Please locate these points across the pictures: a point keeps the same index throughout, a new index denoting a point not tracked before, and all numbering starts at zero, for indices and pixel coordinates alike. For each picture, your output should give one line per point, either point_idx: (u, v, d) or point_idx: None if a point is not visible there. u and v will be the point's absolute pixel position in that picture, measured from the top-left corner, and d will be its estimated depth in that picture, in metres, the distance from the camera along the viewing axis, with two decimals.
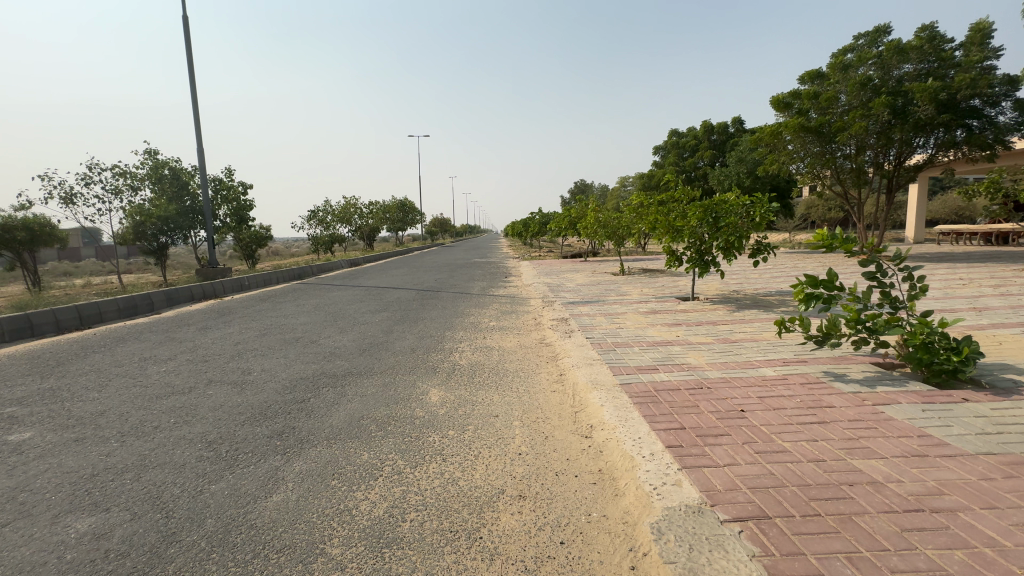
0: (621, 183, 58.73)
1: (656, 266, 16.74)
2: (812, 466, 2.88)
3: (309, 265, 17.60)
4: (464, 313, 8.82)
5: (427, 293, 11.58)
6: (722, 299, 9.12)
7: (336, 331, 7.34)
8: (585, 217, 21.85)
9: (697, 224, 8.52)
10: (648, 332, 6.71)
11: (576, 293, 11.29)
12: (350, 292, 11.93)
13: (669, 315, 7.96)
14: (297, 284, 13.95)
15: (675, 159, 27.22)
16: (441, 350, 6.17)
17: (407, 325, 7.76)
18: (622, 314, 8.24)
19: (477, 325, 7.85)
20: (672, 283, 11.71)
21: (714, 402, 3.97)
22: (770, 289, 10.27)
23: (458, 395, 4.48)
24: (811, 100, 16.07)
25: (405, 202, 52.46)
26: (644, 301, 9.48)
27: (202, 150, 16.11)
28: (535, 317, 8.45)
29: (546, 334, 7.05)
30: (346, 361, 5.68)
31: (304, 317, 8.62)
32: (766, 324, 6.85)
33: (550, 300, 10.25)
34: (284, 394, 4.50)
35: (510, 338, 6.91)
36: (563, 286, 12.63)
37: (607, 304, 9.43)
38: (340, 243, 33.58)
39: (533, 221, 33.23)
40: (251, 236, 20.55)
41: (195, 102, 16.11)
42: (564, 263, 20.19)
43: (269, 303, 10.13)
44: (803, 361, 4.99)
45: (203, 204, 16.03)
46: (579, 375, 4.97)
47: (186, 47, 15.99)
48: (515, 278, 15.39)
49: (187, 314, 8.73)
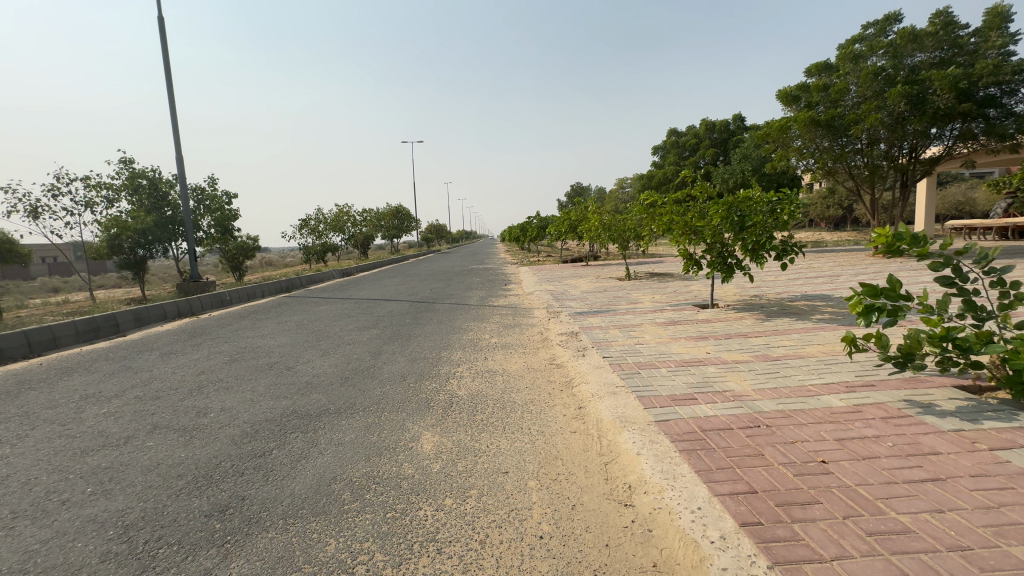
0: (618, 186, 58.18)
1: (662, 269, 15.95)
2: (960, 560, 2.03)
3: (298, 277, 16.71)
4: (462, 329, 7.95)
5: (422, 305, 10.72)
6: (746, 307, 8.30)
7: (317, 355, 6.47)
8: (585, 220, 21.07)
9: (718, 223, 7.78)
10: (673, 349, 5.87)
11: (583, 302, 10.47)
12: (338, 306, 11.06)
13: (691, 326, 7.13)
14: (283, 297, 13.05)
15: (676, 158, 26.53)
16: (436, 377, 5.32)
17: (399, 345, 6.90)
18: (637, 326, 7.42)
19: (477, 343, 6.98)
20: (685, 289, 10.91)
21: (782, 449, 3.12)
22: (794, 293, 9.47)
23: (457, 443, 3.60)
24: (821, 92, 15.25)
25: (400, 209, 51.75)
26: (659, 310, 8.66)
27: (181, 158, 15.26)
28: (541, 332, 7.60)
29: (556, 353, 6.19)
30: (324, 394, 4.81)
31: (284, 337, 7.73)
32: (806, 337, 6.03)
33: (555, 310, 9.42)
34: (241, 445, 3.63)
35: (515, 359, 6.04)
36: (567, 294, 11.81)
37: (619, 314, 8.61)
38: (333, 252, 32.71)
39: (530, 226, 32.46)
40: (237, 247, 19.64)
41: (173, 108, 15.29)
42: (565, 269, 19.38)
43: (247, 322, 9.21)
44: (871, 386, 4.16)
45: (183, 215, 15.14)
46: (603, 409, 4.11)
47: (162, 50, 15.18)
48: (516, 286, 14.55)
49: (152, 338, 7.82)
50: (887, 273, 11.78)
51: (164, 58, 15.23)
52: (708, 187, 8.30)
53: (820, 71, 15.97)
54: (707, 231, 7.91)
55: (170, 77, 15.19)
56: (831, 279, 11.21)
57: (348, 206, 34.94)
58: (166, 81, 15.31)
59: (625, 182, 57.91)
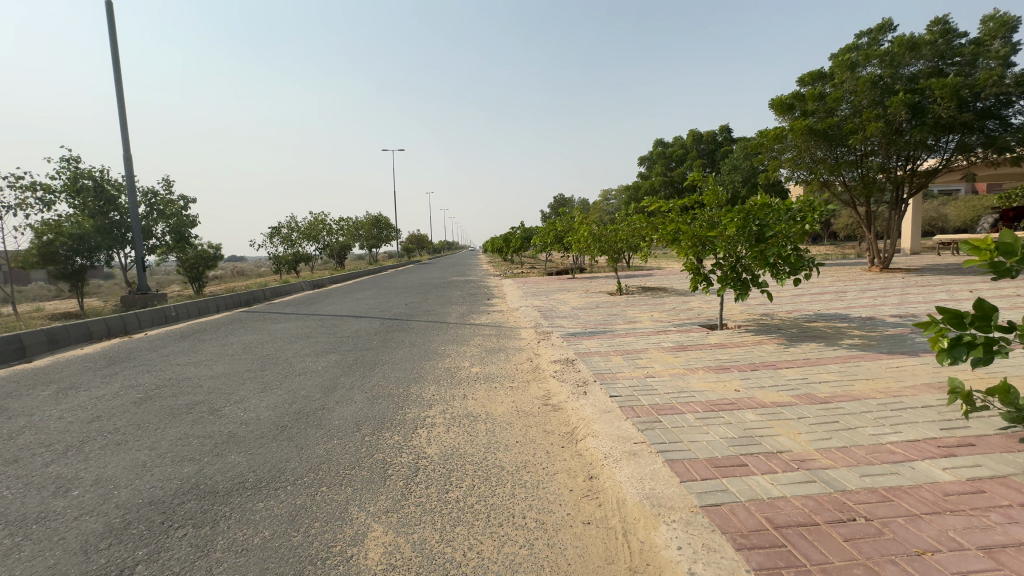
0: (602, 197, 57.88)
1: (655, 283, 15.07)
2: None
3: (261, 289, 15.30)
4: (437, 355, 6.77)
5: (393, 324, 9.49)
6: (760, 329, 7.33)
7: (255, 391, 5.22)
8: (571, 231, 20.18)
9: (733, 234, 6.82)
10: (694, 386, 4.82)
11: (574, 321, 9.39)
12: (297, 325, 9.72)
13: (706, 354, 6.10)
14: (239, 313, 11.65)
15: (662, 169, 25.98)
16: (399, 426, 4.12)
17: (360, 377, 5.71)
18: (642, 353, 6.37)
19: (454, 374, 5.80)
20: (685, 308, 9.94)
21: (911, 570, 2.06)
22: (807, 313, 8.61)
23: (418, 549, 2.43)
24: (817, 101, 14.67)
25: (380, 218, 50.40)
26: (662, 333, 7.62)
27: (129, 158, 13.81)
28: (530, 359, 6.48)
29: (551, 390, 5.06)
30: (246, 455, 3.58)
31: (222, 365, 6.43)
32: (848, 370, 5.06)
33: (544, 331, 8.32)
34: (91, 557, 2.40)
35: (502, 398, 4.86)
36: (556, 311, 10.72)
37: (617, 336, 7.55)
38: (307, 262, 31.08)
39: (514, 236, 31.38)
40: (196, 256, 18.13)
41: (121, 103, 13.87)
42: (551, 282, 18.29)
43: (185, 345, 7.85)
44: (973, 447, 3.14)
45: (130, 220, 13.64)
46: (624, 484, 3.01)
47: (110, 40, 13.83)
48: (500, 301, 13.44)
49: (59, 365, 6.42)
50: (895, 289, 11.06)
51: (113, 48, 13.85)
52: (718, 193, 7.40)
53: (814, 79, 15.45)
54: (720, 242, 6.94)
55: (118, 69, 13.79)
56: (839, 296, 10.41)
57: (323, 214, 33.36)
58: (114, 73, 13.92)
59: (610, 194, 57.50)
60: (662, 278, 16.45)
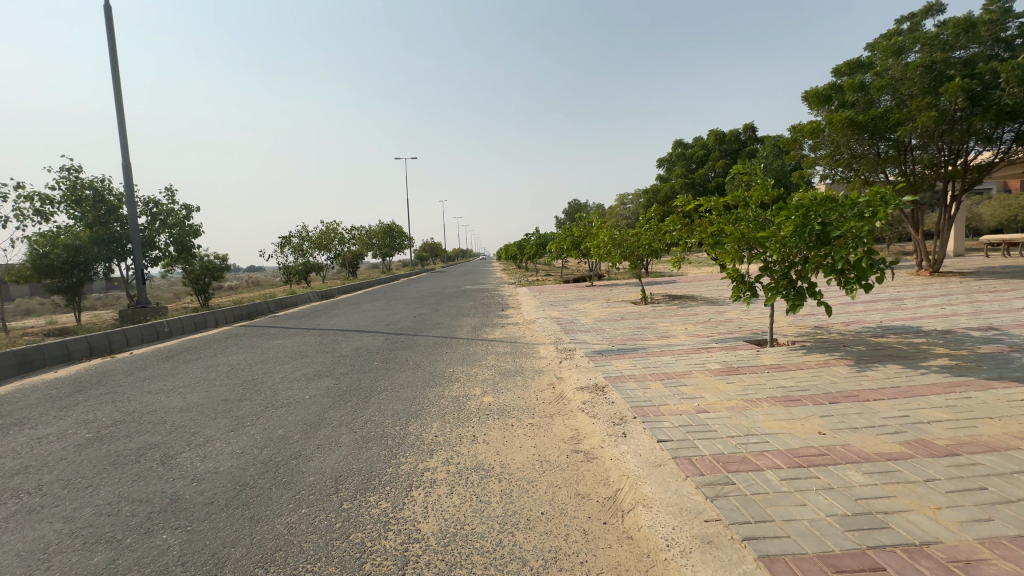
0: (619, 202, 56.69)
1: (681, 291, 13.98)
2: None
3: (266, 301, 14.63)
4: (444, 380, 5.85)
5: (398, 340, 8.63)
6: (821, 346, 6.26)
7: (225, 430, 4.36)
8: (589, 236, 19.19)
9: (789, 235, 5.59)
10: (763, 426, 3.81)
11: (598, 335, 8.38)
12: (294, 341, 8.94)
13: (765, 380, 5.06)
14: (238, 328, 10.91)
15: (683, 170, 24.88)
16: (387, 488, 3.18)
17: (351, 410, 4.83)
18: (686, 378, 5.34)
19: (461, 406, 4.87)
20: (722, 321, 8.85)
21: None
22: (868, 325, 7.49)
23: None
24: (857, 91, 13.54)
25: (393, 227, 50.03)
26: (704, 351, 6.56)
27: (128, 166, 13.31)
28: (552, 386, 5.50)
29: (582, 431, 4.08)
30: (181, 536, 2.68)
31: (197, 393, 5.59)
32: (959, 405, 3.97)
33: (566, 348, 7.35)
34: None
35: (521, 442, 3.91)
36: (577, 324, 9.71)
37: (651, 355, 6.53)
38: (318, 272, 30.55)
39: (528, 243, 30.40)
40: (202, 267, 17.61)
41: (120, 109, 13.39)
42: (569, 291, 17.29)
43: (167, 367, 7.08)
44: None
45: (129, 230, 13.10)
46: None
47: (109, 46, 13.44)
48: (515, 312, 12.50)
49: (17, 393, 5.68)
50: (960, 296, 9.81)
51: (112, 53, 13.44)
52: (769, 185, 6.24)
53: (851, 69, 14.37)
54: (773, 245, 5.76)
55: (116, 74, 13.33)
56: (898, 305, 9.22)
57: (335, 223, 32.88)
58: (112, 78, 13.46)
59: (626, 198, 56.37)
60: (688, 285, 15.33)
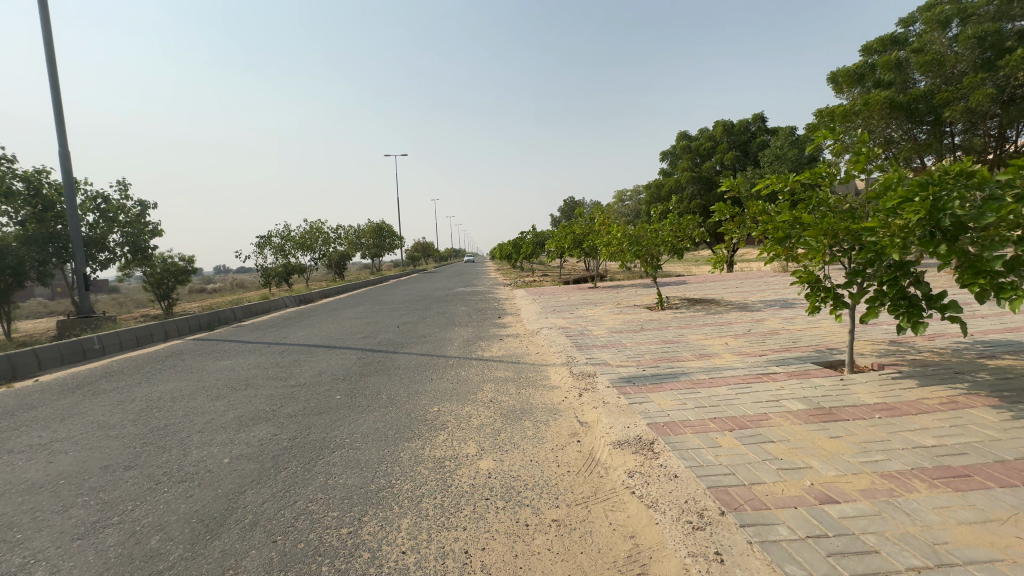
0: (617, 199, 55.38)
1: (700, 294, 12.46)
2: None
3: (231, 308, 12.92)
4: (424, 429, 4.23)
5: (372, 361, 6.99)
6: (927, 374, 4.71)
7: (66, 539, 2.72)
8: (593, 234, 17.68)
9: (907, 231, 3.89)
10: (957, 545, 2.23)
11: (620, 353, 6.78)
12: (245, 363, 7.28)
13: (886, 434, 3.49)
14: (187, 343, 9.21)
15: (689, 163, 23.57)
16: None
17: (280, 491, 3.21)
18: (767, 429, 3.74)
19: (449, 481, 3.27)
20: (767, 334, 7.29)
21: None
22: (961, 339, 5.95)
23: None
24: (893, 69, 12.28)
25: (383, 226, 48.25)
26: (769, 380, 4.98)
27: (67, 153, 11.55)
28: (578, 441, 3.88)
29: (643, 543, 2.48)
30: None
31: (73, 454, 3.94)
32: None
33: (584, 374, 5.75)
34: None
35: (545, 572, 2.30)
36: (589, 336, 8.12)
37: (700, 387, 4.94)
38: (302, 273, 28.76)
39: (523, 242, 28.78)
40: (164, 270, 15.84)
41: (55, 88, 11.62)
42: (573, 293, 15.72)
43: (64, 404, 5.39)
44: None
45: (69, 228, 11.41)
46: None
47: (42, 16, 11.71)
48: (514, 320, 10.91)
49: None
50: None
51: (46, 24, 11.71)
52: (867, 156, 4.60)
53: (884, 45, 13.10)
54: (880, 237, 4.09)
55: (50, 48, 11.58)
56: (974, 310, 7.71)
57: (319, 222, 31.01)
58: (46, 53, 11.71)
59: (623, 196, 55.06)
60: (705, 288, 13.81)
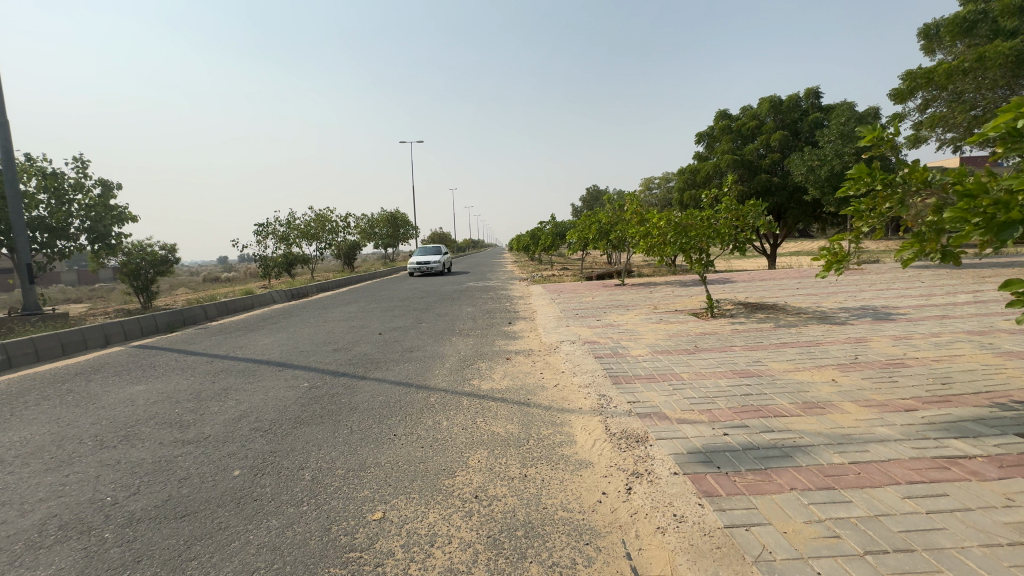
0: (645, 187, 52.53)
1: (758, 299, 10.14)
2: None
3: (200, 305, 11.17)
4: None
5: (323, 395, 4.96)
6: None
7: None
8: (623, 223, 15.43)
9: None
10: None
11: (678, 393, 4.63)
12: (158, 391, 5.34)
13: None
14: (117, 354, 7.39)
15: (730, 146, 21.05)
16: None
17: None
18: None
19: None
20: (891, 368, 5.02)
21: None
22: None
23: None
24: (1013, 15, 10.11)
25: (397, 215, 46.55)
26: (971, 478, 2.77)
27: (3, 121, 9.86)
28: None
29: None
30: None
31: None
32: None
33: (628, 440, 3.62)
34: None
35: None
36: (627, 360, 5.97)
37: (847, 488, 2.76)
38: (306, 264, 27.10)
39: (542, 233, 26.57)
40: (140, 261, 14.31)
41: None
42: (600, 293, 13.51)
43: None
44: None
45: (13, 213, 9.83)
46: None
47: None
48: (528, 327, 8.82)
49: None
50: None
51: None
52: None
53: None
54: None
55: None
56: None
57: (327, 211, 29.08)
58: None
59: (651, 185, 52.23)
60: (760, 289, 11.48)
